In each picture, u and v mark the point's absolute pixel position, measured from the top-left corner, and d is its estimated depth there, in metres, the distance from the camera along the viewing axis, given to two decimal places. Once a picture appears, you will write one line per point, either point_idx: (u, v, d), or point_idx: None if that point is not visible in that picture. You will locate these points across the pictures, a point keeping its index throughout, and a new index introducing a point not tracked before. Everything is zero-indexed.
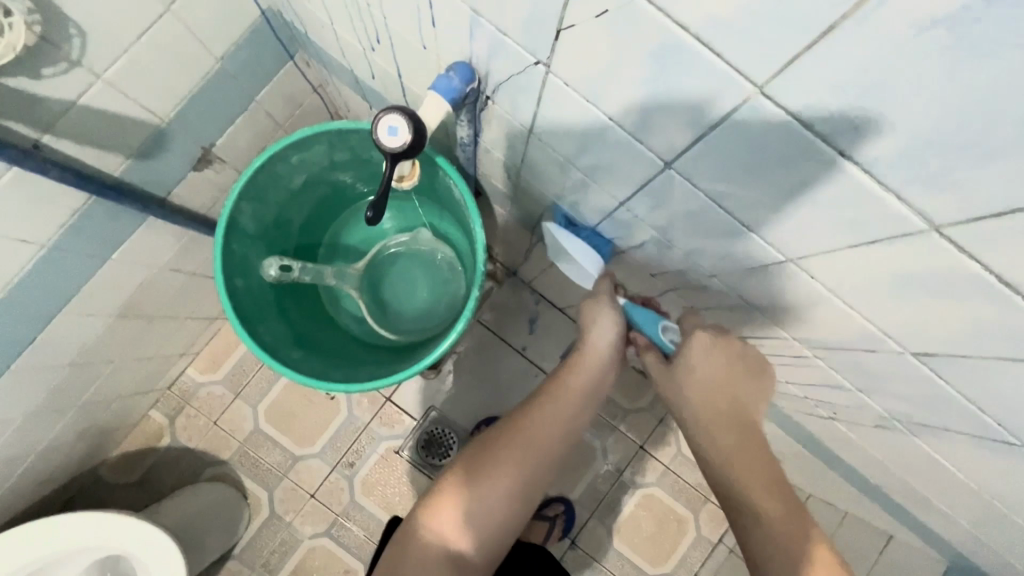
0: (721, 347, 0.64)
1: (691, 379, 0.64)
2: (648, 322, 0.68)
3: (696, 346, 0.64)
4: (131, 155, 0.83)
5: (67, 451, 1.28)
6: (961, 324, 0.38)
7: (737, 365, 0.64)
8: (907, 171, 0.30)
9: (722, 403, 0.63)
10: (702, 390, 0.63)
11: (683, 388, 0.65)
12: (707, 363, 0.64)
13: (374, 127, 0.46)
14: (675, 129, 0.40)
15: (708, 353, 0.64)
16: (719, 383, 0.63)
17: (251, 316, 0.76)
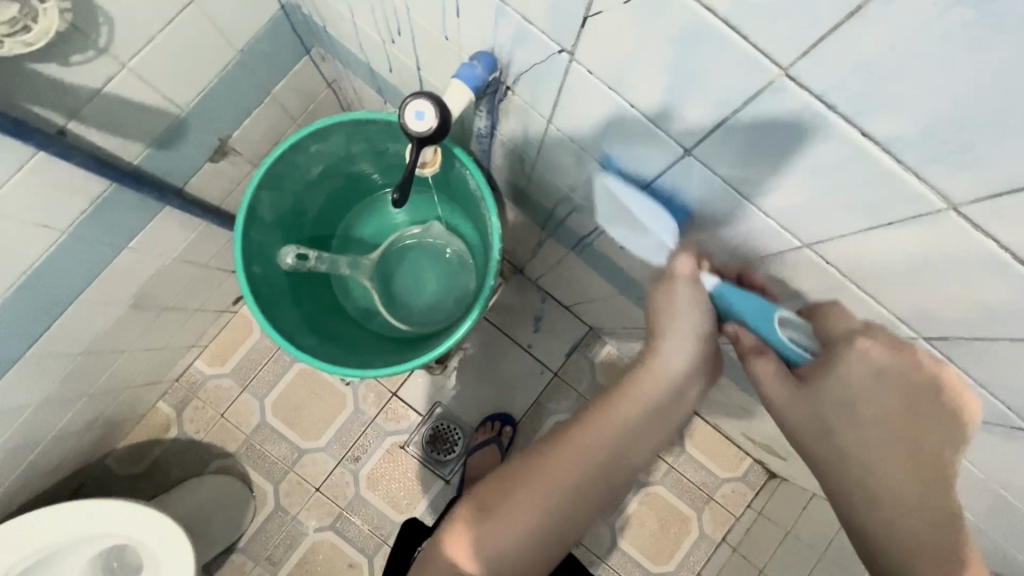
0: (886, 373, 0.44)
1: (837, 407, 0.46)
2: (758, 314, 0.50)
3: (845, 365, 0.46)
4: (151, 144, 0.85)
5: (76, 440, 1.29)
6: (971, 308, 0.39)
7: (924, 399, 0.44)
8: (920, 146, 0.31)
9: (888, 446, 0.44)
10: (854, 425, 0.45)
11: (826, 418, 0.46)
12: (862, 390, 0.45)
13: (401, 112, 0.47)
14: (695, 114, 0.42)
15: (866, 377, 0.45)
16: (877, 416, 0.44)
17: (268, 303, 0.77)
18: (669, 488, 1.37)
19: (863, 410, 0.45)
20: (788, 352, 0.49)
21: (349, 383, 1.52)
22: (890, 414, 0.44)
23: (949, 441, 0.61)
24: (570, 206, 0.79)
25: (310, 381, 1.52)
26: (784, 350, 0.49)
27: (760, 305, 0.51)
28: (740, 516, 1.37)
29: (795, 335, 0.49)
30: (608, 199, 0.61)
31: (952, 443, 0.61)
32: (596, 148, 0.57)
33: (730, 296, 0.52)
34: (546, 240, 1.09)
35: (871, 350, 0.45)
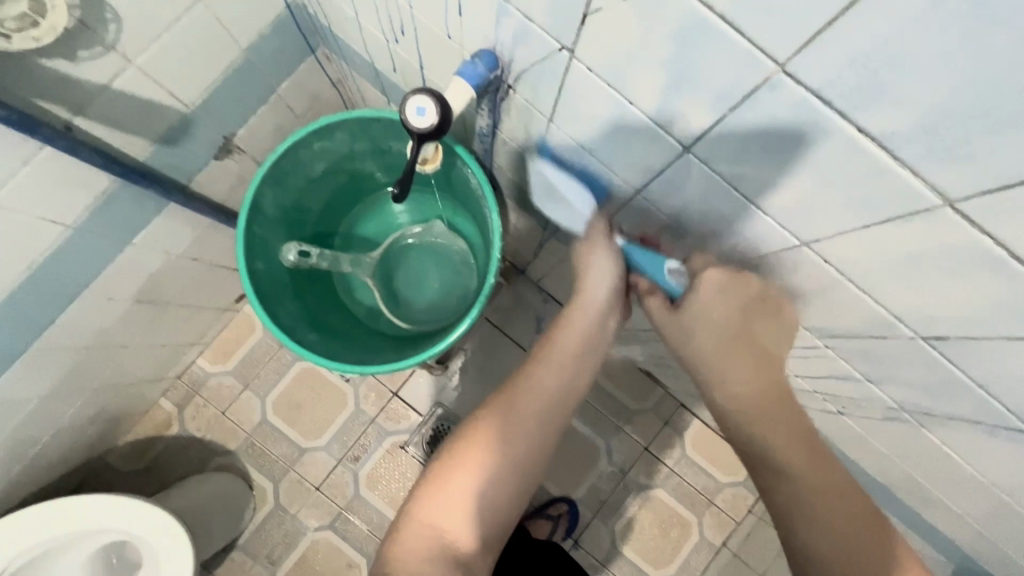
0: (726, 291, 0.56)
1: (693, 322, 0.58)
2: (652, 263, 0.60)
3: (701, 287, 0.56)
4: (157, 140, 0.86)
5: (79, 436, 1.30)
6: (971, 307, 0.39)
7: (756, 309, 0.57)
8: (916, 141, 0.31)
9: (733, 351, 0.56)
10: (707, 336, 0.57)
11: (689, 331, 0.58)
12: (713, 307, 0.56)
13: (402, 108, 0.48)
14: (694, 110, 0.42)
15: (716, 297, 0.56)
16: (725, 326, 0.56)
17: (270, 298, 0.78)
18: (669, 491, 1.36)
19: (712, 324, 0.57)
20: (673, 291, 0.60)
21: (350, 382, 1.52)
22: (737, 327, 0.56)
23: (946, 445, 0.61)
24: None
25: (311, 380, 1.52)
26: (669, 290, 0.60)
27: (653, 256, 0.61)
28: (740, 521, 1.36)
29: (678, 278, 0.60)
30: (536, 175, 0.71)
31: (949, 448, 0.61)
32: (533, 125, 0.64)
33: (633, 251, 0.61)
34: (547, 240, 1.09)
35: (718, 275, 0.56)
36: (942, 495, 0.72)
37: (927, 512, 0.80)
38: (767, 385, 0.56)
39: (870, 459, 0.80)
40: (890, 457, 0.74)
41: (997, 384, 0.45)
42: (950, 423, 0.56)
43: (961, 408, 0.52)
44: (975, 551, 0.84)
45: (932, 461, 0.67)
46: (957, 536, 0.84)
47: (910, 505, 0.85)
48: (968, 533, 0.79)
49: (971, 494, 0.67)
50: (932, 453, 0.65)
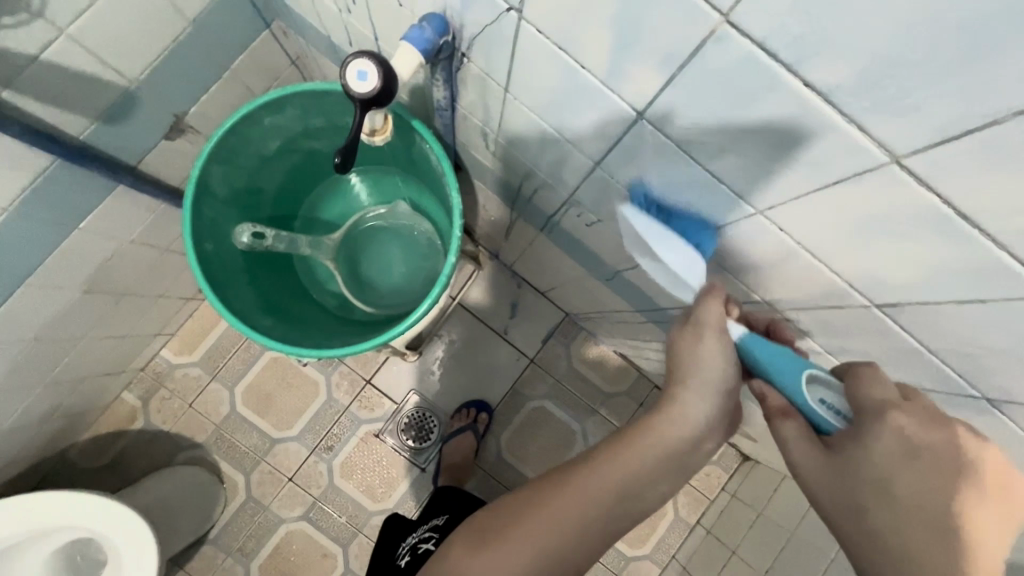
0: (919, 455, 0.41)
1: (869, 486, 0.42)
2: (788, 371, 0.49)
3: (880, 434, 0.42)
4: (99, 117, 0.81)
5: (35, 431, 1.25)
6: (922, 270, 0.38)
7: (973, 482, 0.40)
8: (856, 93, 0.30)
9: (933, 546, 0.38)
10: (890, 513, 0.40)
11: (855, 494, 0.42)
12: (901, 471, 0.41)
13: (343, 73, 0.45)
14: (644, 73, 0.40)
15: (905, 454, 0.41)
16: (921, 504, 0.40)
17: (222, 282, 0.75)
18: None
19: (898, 498, 0.40)
20: (816, 416, 0.48)
21: (323, 370, 1.49)
22: (932, 503, 0.40)
23: None
24: (536, 182, 0.78)
25: (282, 370, 1.48)
26: (812, 416, 0.48)
27: (791, 362, 0.50)
28: (713, 499, 1.38)
29: (830, 400, 0.48)
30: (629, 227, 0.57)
31: None
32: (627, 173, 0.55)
33: (761, 350, 0.51)
34: (516, 221, 1.07)
35: (907, 425, 0.42)
36: None
37: None
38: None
39: None
40: None
41: (947, 353, 0.45)
42: None
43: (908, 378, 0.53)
44: None
45: None
46: None
47: None
48: None
49: None
50: None
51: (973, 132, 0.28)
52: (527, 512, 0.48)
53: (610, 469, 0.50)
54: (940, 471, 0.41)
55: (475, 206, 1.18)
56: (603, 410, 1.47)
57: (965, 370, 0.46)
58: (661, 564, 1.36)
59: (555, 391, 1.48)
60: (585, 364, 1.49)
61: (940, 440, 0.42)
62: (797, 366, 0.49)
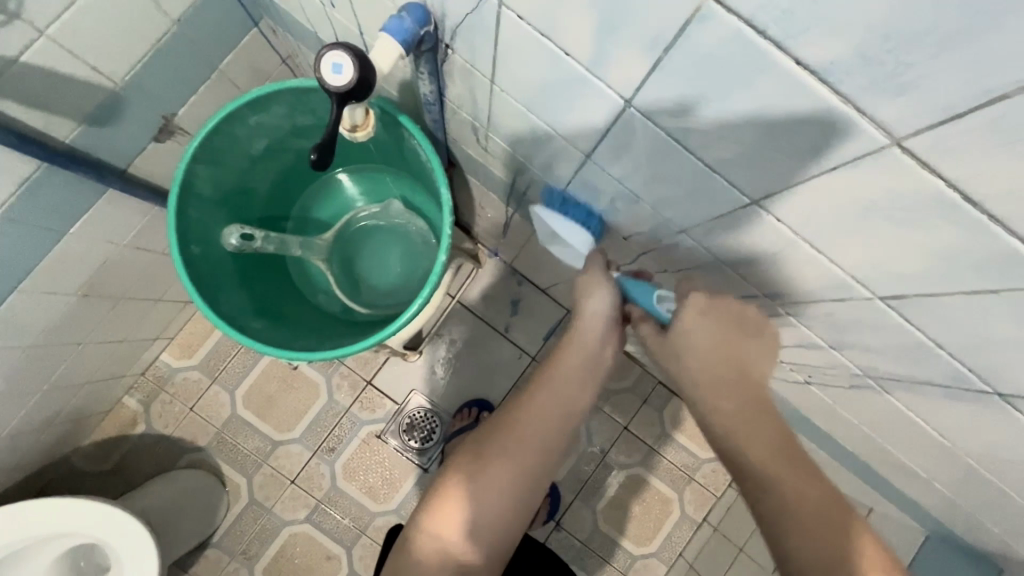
0: (708, 316, 0.57)
1: (680, 349, 0.59)
2: (643, 295, 0.63)
3: (685, 308, 0.58)
4: (85, 120, 0.80)
5: (36, 437, 1.24)
6: (930, 260, 0.36)
7: (740, 324, 0.57)
8: (852, 70, 0.28)
9: (724, 380, 0.56)
10: (695, 361, 0.58)
11: (676, 357, 0.59)
12: (697, 329, 0.57)
13: (318, 66, 0.43)
14: (629, 57, 0.38)
15: (701, 317, 0.57)
16: (713, 353, 0.57)
17: (210, 285, 0.73)
18: (648, 469, 1.35)
19: (697, 350, 0.58)
20: (660, 316, 0.62)
21: (323, 372, 1.48)
22: (714, 362, 0.57)
23: (910, 413, 0.60)
24: (529, 177, 0.76)
25: (282, 372, 1.48)
26: (659, 317, 0.62)
27: (643, 286, 0.63)
28: (720, 496, 1.36)
29: (670, 305, 0.62)
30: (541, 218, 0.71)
31: (914, 414, 0.60)
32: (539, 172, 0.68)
33: (627, 283, 0.64)
34: (513, 217, 1.05)
35: (698, 298, 0.58)
36: (909, 461, 0.72)
37: (899, 480, 0.80)
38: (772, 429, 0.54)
39: (845, 430, 0.77)
40: (861, 426, 0.72)
41: (958, 346, 0.43)
42: (909, 388, 0.55)
43: (916, 372, 0.51)
44: (947, 515, 0.83)
45: (897, 428, 0.65)
46: (926, 500, 0.83)
47: (883, 475, 0.85)
48: (943, 498, 0.77)
49: (937, 461, 0.67)
50: (898, 419, 0.63)
51: (981, 109, 0.26)
52: (492, 446, 0.62)
53: (543, 401, 0.64)
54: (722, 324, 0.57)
55: (471, 203, 1.16)
56: None
57: (978, 365, 0.43)
58: (668, 562, 1.34)
59: None
60: None
61: (725, 303, 0.58)
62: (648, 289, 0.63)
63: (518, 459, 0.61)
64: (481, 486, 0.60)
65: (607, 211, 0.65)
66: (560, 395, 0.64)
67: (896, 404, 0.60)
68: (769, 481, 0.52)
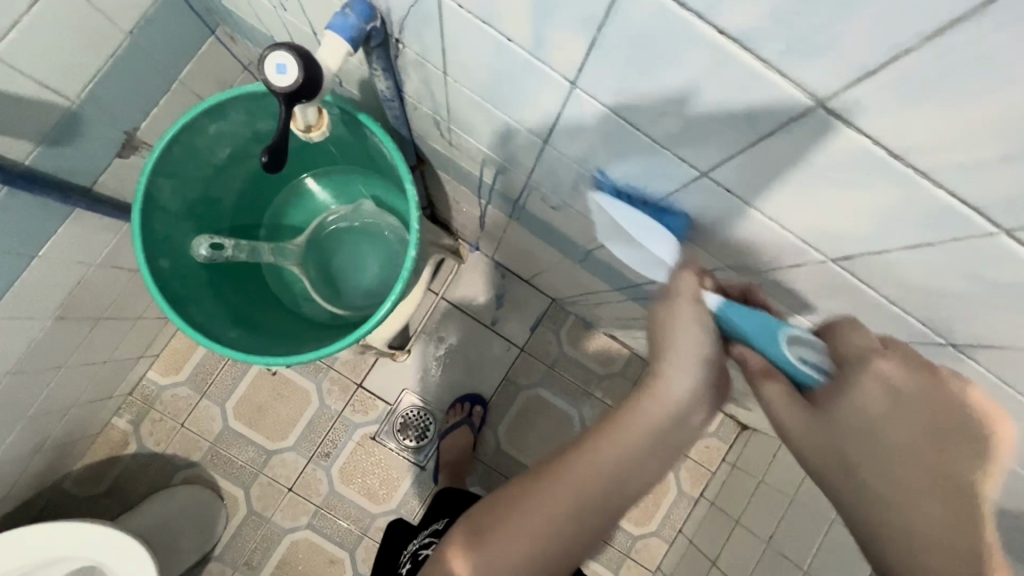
0: (906, 403, 0.38)
1: (859, 445, 0.39)
2: (760, 331, 0.45)
3: (860, 383, 0.40)
4: (43, 140, 0.79)
5: (26, 465, 1.23)
6: (871, 220, 0.37)
7: (969, 423, 0.37)
8: (769, 37, 0.28)
9: (913, 479, 0.37)
10: (892, 474, 0.37)
11: (844, 450, 0.40)
12: (890, 421, 0.38)
13: (262, 67, 0.43)
14: (568, 38, 0.38)
15: (887, 400, 0.39)
16: (911, 462, 0.37)
17: (181, 297, 0.73)
18: None
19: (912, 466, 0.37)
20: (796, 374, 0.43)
21: (312, 378, 1.48)
22: (903, 449, 0.38)
23: None
24: (495, 168, 0.76)
25: (271, 380, 1.47)
26: (797, 377, 0.44)
27: (765, 323, 0.45)
28: (715, 471, 1.38)
29: (811, 358, 0.44)
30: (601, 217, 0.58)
31: None
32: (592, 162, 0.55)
33: (736, 315, 0.46)
34: (487, 211, 1.05)
35: (886, 369, 0.40)
36: None
37: None
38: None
39: None
40: None
41: (912, 305, 0.44)
42: None
43: None
44: None
45: None
46: None
47: None
48: None
49: None
50: None
51: (892, 63, 0.26)
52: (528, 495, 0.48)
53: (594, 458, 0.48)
54: (927, 414, 0.38)
55: (445, 199, 1.17)
56: (597, 393, 1.47)
57: (927, 322, 0.45)
58: (669, 539, 1.36)
59: (549, 378, 1.47)
60: (576, 348, 1.48)
61: (925, 382, 0.38)
62: (773, 324, 0.45)
63: (531, 527, 0.47)
64: (483, 551, 0.48)
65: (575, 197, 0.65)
66: (617, 465, 0.47)
67: None
68: None
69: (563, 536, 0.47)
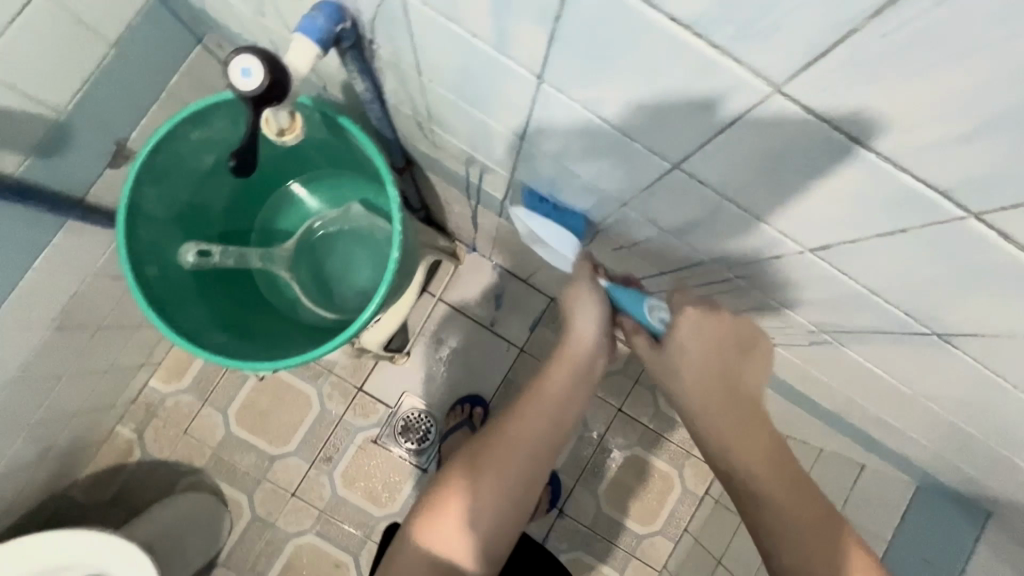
0: (704, 335, 0.60)
1: (685, 371, 0.61)
2: (633, 304, 0.63)
3: (681, 326, 0.60)
4: (32, 152, 0.80)
5: (31, 474, 1.24)
6: (847, 207, 0.36)
7: (730, 338, 0.61)
8: (718, 20, 0.28)
9: (714, 386, 0.60)
10: (696, 382, 0.61)
11: (678, 377, 0.62)
12: (694, 347, 0.60)
13: (227, 71, 0.43)
14: (528, 31, 0.37)
15: (695, 334, 0.60)
16: (711, 369, 0.60)
17: (168, 304, 0.73)
18: (645, 448, 1.36)
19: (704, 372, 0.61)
20: (654, 329, 0.62)
21: (312, 383, 1.48)
22: (713, 365, 0.60)
23: (872, 367, 0.60)
24: (479, 167, 0.76)
25: (272, 386, 1.48)
26: (651, 328, 0.63)
27: (636, 297, 0.64)
28: None
29: (662, 316, 0.62)
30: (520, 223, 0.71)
31: (875, 368, 0.60)
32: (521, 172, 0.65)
33: (618, 292, 0.64)
34: (479, 211, 1.05)
35: (694, 317, 0.60)
36: (878, 413, 0.74)
37: (875, 430, 0.81)
38: (752, 437, 0.59)
39: (819, 389, 0.78)
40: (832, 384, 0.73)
41: (897, 295, 0.43)
42: (859, 342, 0.55)
43: (860, 324, 0.51)
44: (929, 462, 0.84)
45: (862, 382, 0.66)
46: (908, 450, 0.84)
47: (860, 428, 0.87)
48: (918, 445, 0.78)
49: (904, 410, 0.68)
50: (862, 374, 0.64)
51: (840, 45, 0.25)
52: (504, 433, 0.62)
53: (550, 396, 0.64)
54: (715, 340, 0.60)
55: (438, 200, 1.16)
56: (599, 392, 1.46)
57: (914, 312, 0.43)
58: (674, 538, 1.35)
59: None
60: None
61: (716, 321, 0.60)
62: (640, 298, 0.63)
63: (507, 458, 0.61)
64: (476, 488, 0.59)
65: (561, 195, 0.65)
66: (556, 400, 0.64)
67: (859, 361, 0.60)
68: (764, 489, 0.57)
69: (524, 466, 0.61)
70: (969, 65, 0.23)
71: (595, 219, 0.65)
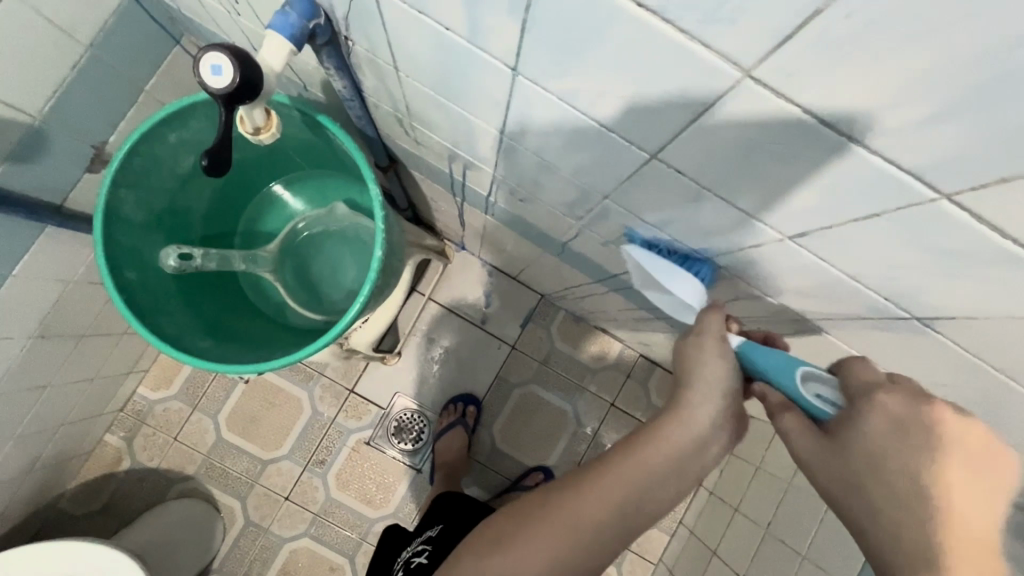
0: (904, 440, 0.37)
1: (873, 482, 0.37)
2: (781, 372, 0.45)
3: (867, 417, 0.39)
4: (7, 158, 0.79)
5: (18, 486, 1.22)
6: (821, 192, 0.36)
7: (974, 462, 0.36)
8: (683, 5, 0.27)
9: (910, 512, 0.36)
10: (886, 506, 0.36)
11: (851, 488, 0.38)
12: (892, 450, 0.37)
13: (197, 69, 0.43)
14: (500, 21, 0.37)
15: (890, 431, 0.38)
16: (911, 484, 0.36)
17: (150, 309, 0.72)
18: None
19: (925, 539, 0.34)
20: (813, 411, 0.43)
21: (303, 386, 1.47)
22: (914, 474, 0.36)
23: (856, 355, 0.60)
24: (462, 163, 0.75)
25: (263, 391, 1.47)
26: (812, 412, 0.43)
27: (785, 360, 0.45)
28: None
29: (825, 393, 0.43)
30: (637, 268, 0.62)
31: None
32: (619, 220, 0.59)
33: (755, 353, 0.47)
34: (465, 209, 1.04)
35: (894, 404, 0.38)
36: None
37: None
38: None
39: None
40: None
41: (875, 280, 0.43)
42: (841, 329, 0.55)
43: (841, 310, 0.51)
44: None
45: None
46: None
47: None
48: None
49: None
50: None
51: (805, 27, 0.25)
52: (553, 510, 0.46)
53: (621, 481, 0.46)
54: (924, 447, 0.36)
55: (425, 199, 1.16)
56: (591, 387, 1.46)
57: (893, 296, 0.43)
58: (670, 531, 1.35)
59: (542, 374, 1.47)
60: (568, 344, 1.47)
61: (931, 422, 0.37)
62: (791, 362, 0.45)
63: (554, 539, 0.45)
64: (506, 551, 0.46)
65: (543, 190, 0.65)
66: (625, 485, 0.46)
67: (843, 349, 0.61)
68: None
69: (573, 557, 0.45)
70: (932, 44, 0.23)
71: (579, 213, 0.65)
